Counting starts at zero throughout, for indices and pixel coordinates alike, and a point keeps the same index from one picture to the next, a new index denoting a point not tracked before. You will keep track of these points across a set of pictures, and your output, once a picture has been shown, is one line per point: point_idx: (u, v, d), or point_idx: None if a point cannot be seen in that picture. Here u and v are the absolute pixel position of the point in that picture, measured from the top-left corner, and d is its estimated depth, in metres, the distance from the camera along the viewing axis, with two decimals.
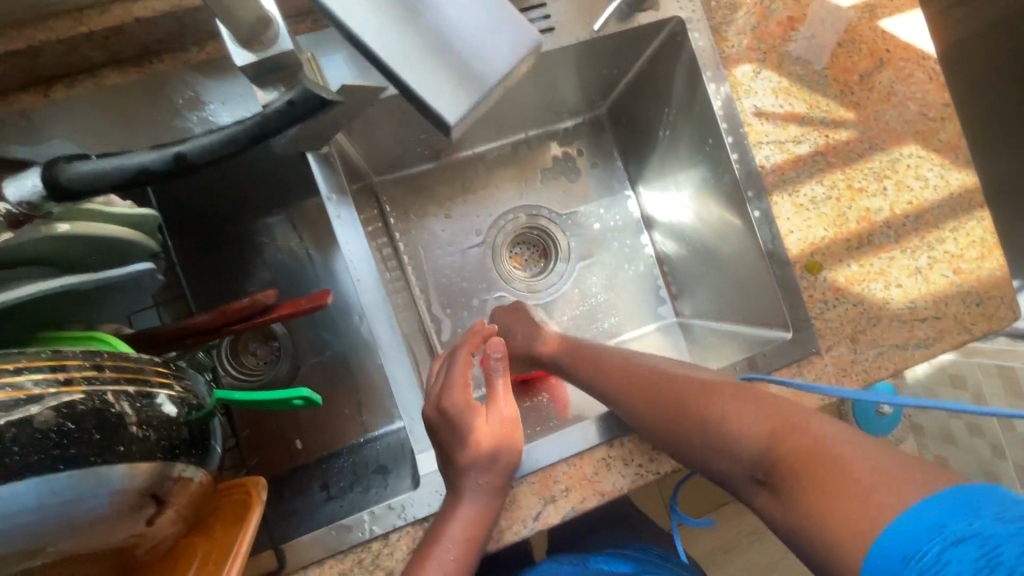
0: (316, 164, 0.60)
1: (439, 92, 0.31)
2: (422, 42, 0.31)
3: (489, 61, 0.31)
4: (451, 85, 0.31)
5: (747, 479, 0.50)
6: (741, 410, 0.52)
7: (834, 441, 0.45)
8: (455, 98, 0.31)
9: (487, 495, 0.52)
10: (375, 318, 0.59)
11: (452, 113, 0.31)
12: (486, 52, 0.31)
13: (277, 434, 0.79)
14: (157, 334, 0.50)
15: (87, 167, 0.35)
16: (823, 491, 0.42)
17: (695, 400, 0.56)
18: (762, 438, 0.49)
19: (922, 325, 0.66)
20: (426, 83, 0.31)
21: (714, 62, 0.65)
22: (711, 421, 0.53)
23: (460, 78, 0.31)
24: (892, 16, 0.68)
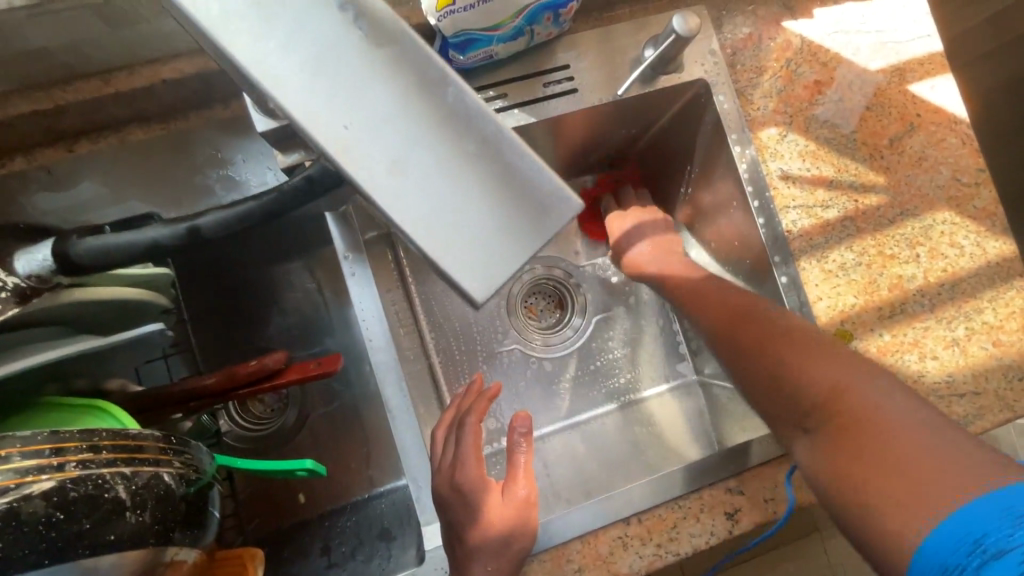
0: (334, 223, 0.60)
1: (466, 269, 0.26)
2: (453, 202, 0.26)
3: (522, 231, 0.26)
4: (483, 262, 0.26)
5: (790, 422, 0.51)
6: (808, 356, 0.51)
7: (890, 411, 0.44)
8: (486, 275, 0.26)
9: None
10: (384, 379, 0.58)
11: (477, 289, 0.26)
12: (521, 222, 0.27)
13: (280, 487, 0.77)
14: (162, 395, 0.49)
15: (98, 241, 0.34)
16: (868, 461, 0.43)
17: (768, 342, 0.54)
18: (818, 389, 0.48)
19: (961, 401, 0.62)
20: (456, 257, 0.25)
21: (739, 124, 0.64)
22: (777, 363, 0.53)
23: (489, 252, 0.26)
24: (922, 80, 0.66)
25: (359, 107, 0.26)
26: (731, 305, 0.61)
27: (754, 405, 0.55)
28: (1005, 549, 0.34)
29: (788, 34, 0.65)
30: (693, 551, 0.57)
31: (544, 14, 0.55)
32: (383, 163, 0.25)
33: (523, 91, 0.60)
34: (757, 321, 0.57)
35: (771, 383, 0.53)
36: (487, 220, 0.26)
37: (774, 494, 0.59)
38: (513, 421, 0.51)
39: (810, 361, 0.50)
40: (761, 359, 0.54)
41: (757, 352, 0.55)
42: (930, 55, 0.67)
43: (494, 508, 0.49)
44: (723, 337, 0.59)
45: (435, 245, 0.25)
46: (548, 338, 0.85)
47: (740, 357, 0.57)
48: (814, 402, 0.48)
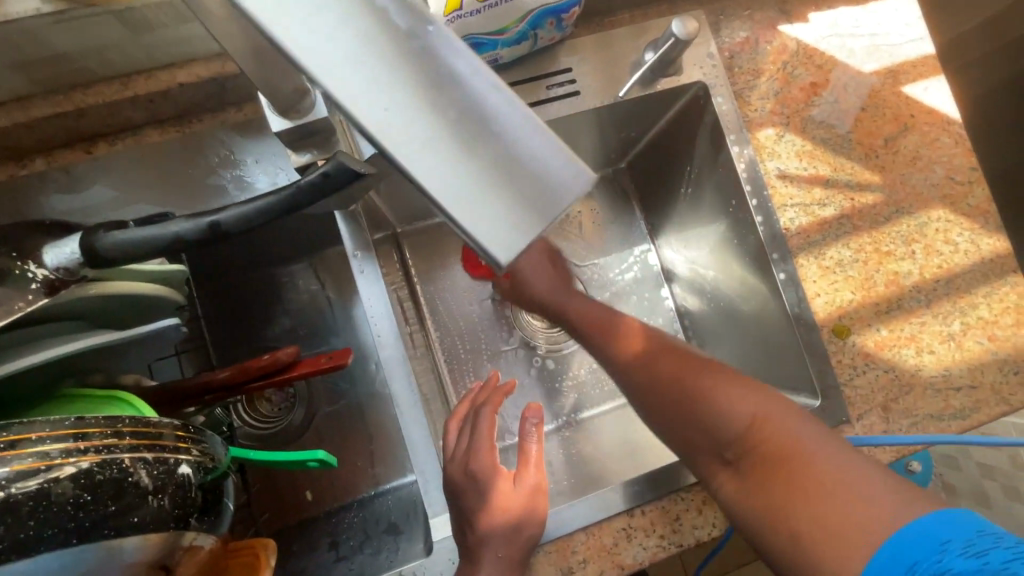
0: (343, 222, 0.61)
1: (479, 229, 0.21)
2: (461, 148, 0.22)
3: (553, 183, 0.22)
4: (498, 220, 0.22)
5: (712, 453, 0.52)
6: (728, 389, 0.53)
7: (805, 443, 0.47)
8: (500, 238, 0.21)
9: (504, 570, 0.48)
10: (393, 375, 0.59)
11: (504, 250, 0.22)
12: (539, 179, 0.22)
13: (288, 484, 0.78)
14: (177, 389, 0.50)
15: (123, 235, 0.36)
16: (787, 491, 0.45)
17: (684, 376, 0.55)
18: (742, 423, 0.50)
19: (958, 395, 0.63)
20: (468, 212, 0.21)
21: (737, 126, 0.65)
22: (696, 396, 0.53)
23: (517, 206, 0.22)
24: (915, 82, 0.68)
25: (359, 40, 0.22)
26: (643, 339, 0.61)
27: (670, 439, 0.55)
28: (938, 573, 0.38)
29: (784, 38, 0.67)
30: (696, 542, 0.59)
31: (546, 19, 0.57)
32: (382, 101, 0.22)
33: (525, 94, 0.62)
34: (679, 355, 0.57)
35: (693, 416, 0.53)
36: (502, 174, 0.22)
37: None
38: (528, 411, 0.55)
39: (728, 394, 0.52)
40: (678, 391, 0.55)
41: (672, 383, 0.55)
42: (923, 58, 0.68)
43: (502, 494, 0.51)
44: (636, 370, 0.59)
45: (442, 199, 0.21)
46: (550, 337, 0.86)
47: (653, 391, 0.56)
48: (739, 436, 0.50)
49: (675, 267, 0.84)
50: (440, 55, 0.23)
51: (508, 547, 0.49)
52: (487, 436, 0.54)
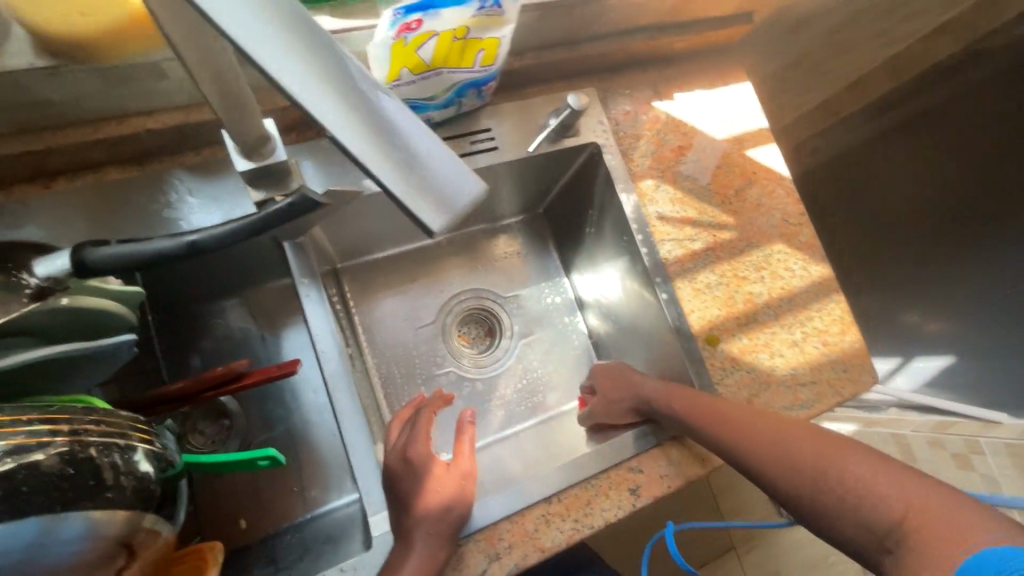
0: (291, 251, 0.68)
1: (406, 205, 0.30)
2: (396, 150, 0.31)
3: (456, 183, 0.32)
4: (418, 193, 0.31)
5: (873, 545, 0.52)
6: (872, 476, 0.54)
7: (952, 512, 0.49)
8: (430, 213, 0.31)
9: (435, 544, 0.55)
10: (335, 386, 0.65)
11: (434, 222, 0.31)
12: (446, 182, 0.32)
13: (222, 512, 0.79)
14: (132, 401, 0.54)
15: (109, 252, 0.42)
16: (938, 553, 0.47)
17: (818, 457, 0.58)
18: (894, 510, 0.51)
19: (804, 388, 0.79)
20: (399, 189, 0.30)
21: (624, 177, 0.81)
22: (845, 484, 0.55)
23: (436, 197, 0.31)
24: (755, 147, 0.88)
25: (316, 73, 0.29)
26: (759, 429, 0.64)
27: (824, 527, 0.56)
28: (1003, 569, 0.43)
29: (656, 112, 0.85)
30: (604, 523, 0.68)
31: (469, 90, 0.70)
32: (332, 121, 0.29)
33: (452, 148, 0.75)
34: (798, 444, 0.60)
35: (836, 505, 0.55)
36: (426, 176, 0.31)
37: (668, 471, 0.72)
38: (460, 415, 0.66)
39: (876, 481, 0.54)
40: (824, 479, 0.56)
41: (816, 469, 0.57)
42: (759, 130, 0.89)
43: (433, 478, 0.59)
44: (768, 464, 0.61)
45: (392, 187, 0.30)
46: (480, 361, 0.96)
47: (799, 478, 0.58)
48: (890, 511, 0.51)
49: (586, 297, 0.99)
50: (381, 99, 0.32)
51: (439, 520, 0.57)
52: (421, 431, 0.63)
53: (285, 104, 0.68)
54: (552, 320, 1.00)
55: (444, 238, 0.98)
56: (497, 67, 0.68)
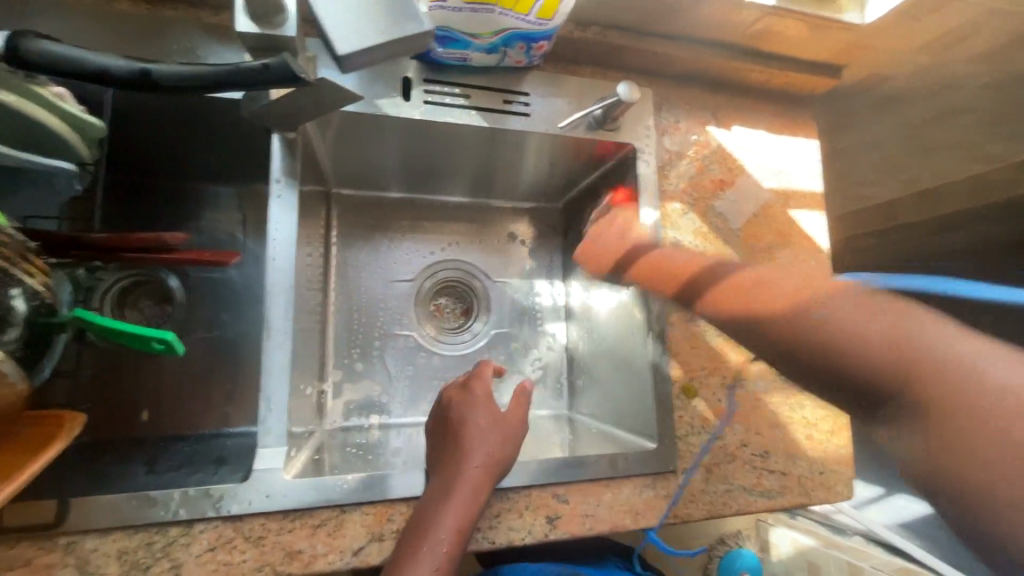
0: (278, 146, 0.62)
1: (332, 36, 0.46)
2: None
3: (386, 28, 0.46)
4: (350, 27, 0.46)
5: (877, 407, 0.48)
6: (860, 319, 0.49)
7: (959, 351, 0.43)
8: (349, 40, 0.45)
9: (470, 493, 0.55)
10: (272, 300, 0.59)
11: (344, 48, 0.45)
12: (381, 26, 0.46)
13: (125, 397, 0.73)
14: (47, 234, 0.49)
15: (49, 47, 0.37)
16: (962, 423, 0.41)
17: (818, 324, 0.51)
18: (890, 367, 0.46)
19: (769, 476, 0.71)
20: (332, 22, 0.45)
21: (653, 191, 0.75)
22: (832, 338, 0.49)
23: (368, 32, 0.46)
24: (800, 208, 0.81)
25: None
26: (777, 307, 0.55)
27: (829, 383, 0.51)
28: None
29: (708, 136, 0.79)
30: (508, 544, 0.60)
31: (517, 42, 0.64)
32: None
33: (487, 101, 0.70)
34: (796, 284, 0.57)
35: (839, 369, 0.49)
36: (364, 21, 0.46)
37: (594, 511, 0.64)
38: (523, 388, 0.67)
39: (861, 327, 0.48)
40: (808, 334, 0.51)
41: (798, 330, 0.52)
42: (811, 193, 0.82)
43: (479, 426, 0.60)
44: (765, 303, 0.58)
45: (327, 22, 0.45)
46: (445, 338, 0.89)
47: (791, 334, 0.53)
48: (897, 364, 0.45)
49: (576, 307, 0.93)
50: None
51: (483, 470, 0.57)
52: (482, 374, 0.66)
53: None
54: (533, 320, 0.93)
55: (453, 200, 0.93)
56: (556, 26, 0.62)
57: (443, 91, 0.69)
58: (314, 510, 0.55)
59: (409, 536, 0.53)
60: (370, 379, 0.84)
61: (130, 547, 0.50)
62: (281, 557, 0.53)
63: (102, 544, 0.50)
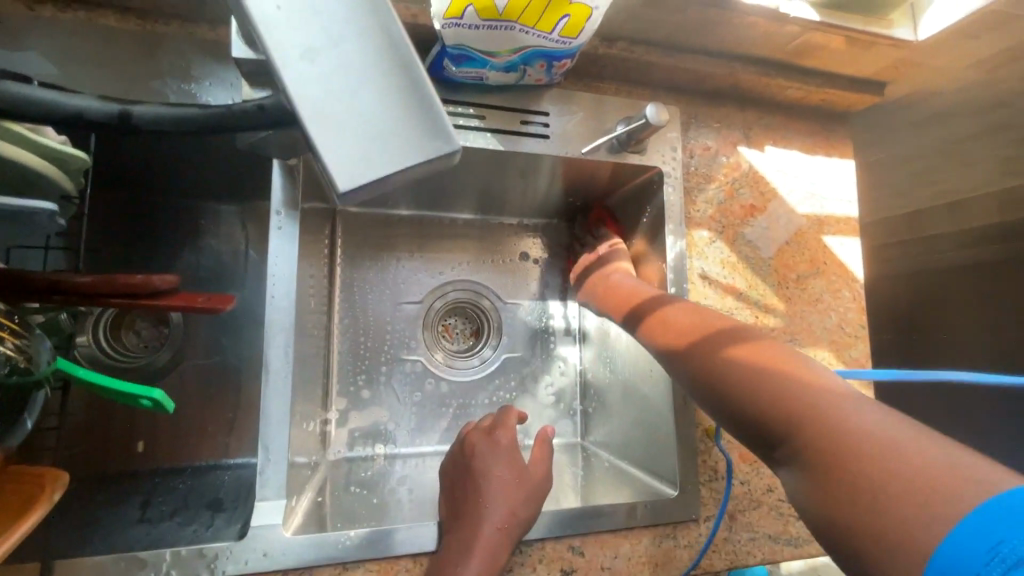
0: (278, 173, 0.57)
1: (326, 171, 0.31)
2: (360, 113, 0.31)
3: (405, 148, 0.31)
4: (350, 149, 0.31)
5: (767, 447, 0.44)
6: (754, 358, 0.47)
7: (845, 409, 0.40)
8: (350, 175, 0.31)
9: (491, 550, 0.51)
10: (272, 341, 0.55)
11: (344, 186, 0.30)
12: (402, 147, 0.31)
13: (122, 427, 0.70)
14: (26, 278, 0.45)
15: (14, 89, 0.33)
16: (846, 477, 0.37)
17: (706, 348, 0.52)
18: (777, 402, 0.43)
19: (796, 523, 0.67)
20: (330, 155, 0.31)
21: (679, 217, 0.69)
22: (725, 369, 0.48)
23: (376, 161, 0.31)
24: (834, 234, 0.76)
25: (308, 39, 0.32)
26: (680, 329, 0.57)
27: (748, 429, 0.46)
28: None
29: (739, 157, 0.73)
30: None
31: (538, 60, 0.59)
32: (293, 82, 0.31)
33: (502, 122, 0.65)
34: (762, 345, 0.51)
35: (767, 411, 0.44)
36: (378, 142, 0.31)
37: (612, 563, 0.60)
38: (543, 433, 0.64)
39: (753, 364, 0.47)
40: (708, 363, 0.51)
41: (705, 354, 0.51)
42: (847, 218, 0.77)
43: (503, 480, 0.56)
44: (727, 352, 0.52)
45: (322, 152, 0.31)
46: (454, 363, 0.85)
47: (727, 367, 0.48)
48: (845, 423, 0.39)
49: (591, 331, 0.88)
50: (371, 60, 0.32)
51: (505, 530, 0.53)
52: (507, 421, 0.62)
53: None
54: (545, 345, 0.89)
55: (463, 216, 0.88)
56: (580, 43, 0.57)
57: (456, 111, 0.64)
58: (315, 568, 0.52)
59: None
60: (376, 406, 0.80)
61: None
62: None
63: None
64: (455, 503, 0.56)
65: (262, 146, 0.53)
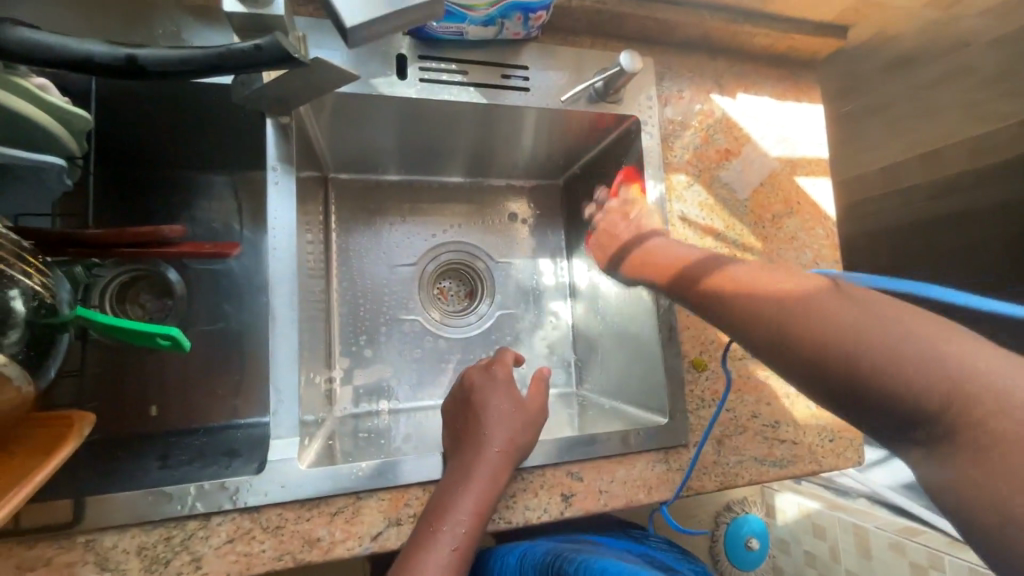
0: (272, 131, 0.60)
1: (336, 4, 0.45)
2: None
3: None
4: (362, 1, 0.45)
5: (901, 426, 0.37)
6: (860, 315, 0.40)
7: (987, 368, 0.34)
8: (351, 13, 0.45)
9: (492, 471, 0.55)
10: (276, 291, 0.58)
11: (348, 22, 0.45)
12: None
13: (134, 392, 0.73)
14: (41, 232, 0.48)
15: (27, 35, 0.35)
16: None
17: (803, 313, 0.43)
18: (919, 372, 0.36)
19: (781, 445, 0.72)
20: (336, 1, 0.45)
21: (657, 163, 0.73)
22: (834, 336, 0.40)
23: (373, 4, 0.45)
24: (806, 175, 0.79)
25: None
26: (759, 294, 0.48)
27: (831, 403, 0.42)
28: None
29: (712, 105, 0.77)
30: (524, 523, 0.61)
31: (514, 13, 0.62)
32: None
33: (483, 77, 0.68)
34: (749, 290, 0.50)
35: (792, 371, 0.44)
36: None
37: (609, 487, 0.64)
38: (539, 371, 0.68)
39: (870, 325, 0.39)
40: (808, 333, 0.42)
41: (802, 322, 0.43)
42: (817, 159, 0.80)
43: (500, 410, 0.60)
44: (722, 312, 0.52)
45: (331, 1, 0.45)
46: (450, 321, 0.89)
47: (827, 336, 0.41)
48: (873, 355, 0.38)
49: (580, 285, 0.92)
50: None
51: (504, 453, 0.57)
52: (503, 358, 0.66)
53: None
54: (538, 300, 0.92)
55: (452, 180, 0.91)
56: None
57: (439, 68, 0.66)
58: (330, 498, 0.55)
59: (428, 518, 0.52)
60: (378, 364, 0.84)
61: (149, 543, 0.50)
62: (301, 545, 0.53)
63: (121, 540, 0.50)
64: (458, 435, 0.59)
65: (255, 101, 0.56)
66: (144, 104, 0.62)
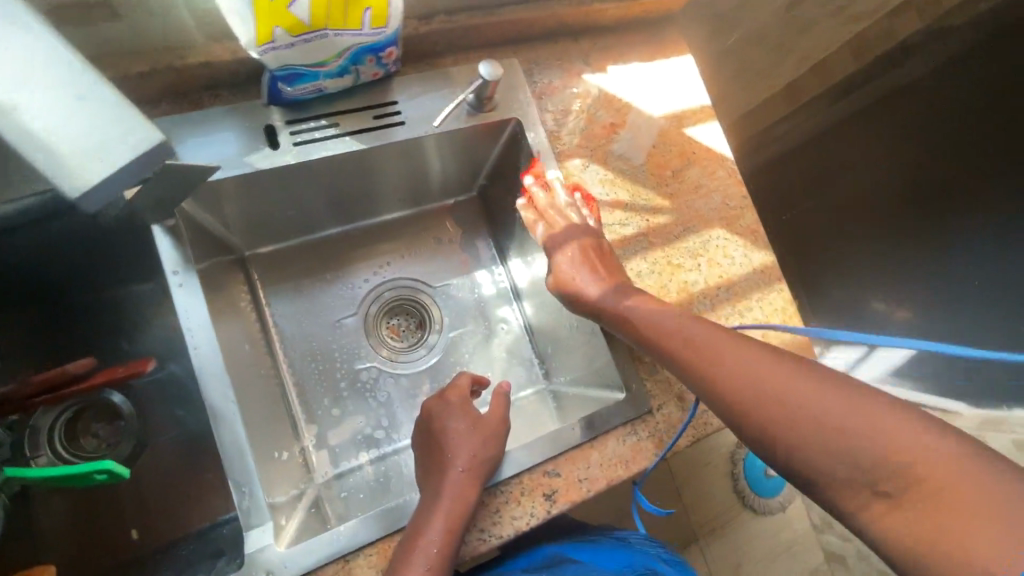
0: (162, 236, 0.60)
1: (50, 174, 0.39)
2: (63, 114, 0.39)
3: (120, 137, 0.41)
4: (77, 162, 0.39)
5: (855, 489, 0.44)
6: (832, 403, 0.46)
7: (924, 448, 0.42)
8: (76, 182, 0.39)
9: (464, 492, 0.56)
10: (209, 386, 0.58)
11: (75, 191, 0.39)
12: (117, 129, 0.41)
13: (111, 523, 0.72)
14: None
15: None
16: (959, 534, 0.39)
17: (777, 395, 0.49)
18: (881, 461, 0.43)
19: None
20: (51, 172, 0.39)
21: (549, 156, 0.75)
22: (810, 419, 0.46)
23: (97, 159, 0.40)
24: (694, 125, 0.82)
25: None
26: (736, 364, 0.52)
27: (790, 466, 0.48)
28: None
29: (586, 85, 0.79)
30: (516, 533, 0.62)
31: (365, 56, 0.63)
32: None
33: (352, 123, 0.69)
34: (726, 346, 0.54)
35: (773, 419, 0.48)
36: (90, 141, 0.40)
37: (587, 474, 0.66)
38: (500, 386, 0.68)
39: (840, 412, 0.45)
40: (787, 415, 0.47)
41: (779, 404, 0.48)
42: (700, 107, 0.83)
43: (459, 432, 0.61)
44: (697, 362, 0.55)
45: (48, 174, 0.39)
46: (408, 356, 0.89)
47: (802, 422, 0.47)
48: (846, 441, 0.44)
49: (521, 286, 0.94)
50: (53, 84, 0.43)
51: (469, 471, 0.58)
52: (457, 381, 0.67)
53: (144, 72, 0.59)
54: (486, 311, 0.94)
55: (390, 217, 0.92)
56: (394, 30, 0.61)
57: (311, 127, 0.67)
58: (319, 569, 0.56)
59: (402, 548, 0.54)
60: (349, 419, 0.84)
61: None
62: None
63: None
64: (426, 468, 0.61)
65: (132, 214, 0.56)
66: (27, 248, 0.62)
